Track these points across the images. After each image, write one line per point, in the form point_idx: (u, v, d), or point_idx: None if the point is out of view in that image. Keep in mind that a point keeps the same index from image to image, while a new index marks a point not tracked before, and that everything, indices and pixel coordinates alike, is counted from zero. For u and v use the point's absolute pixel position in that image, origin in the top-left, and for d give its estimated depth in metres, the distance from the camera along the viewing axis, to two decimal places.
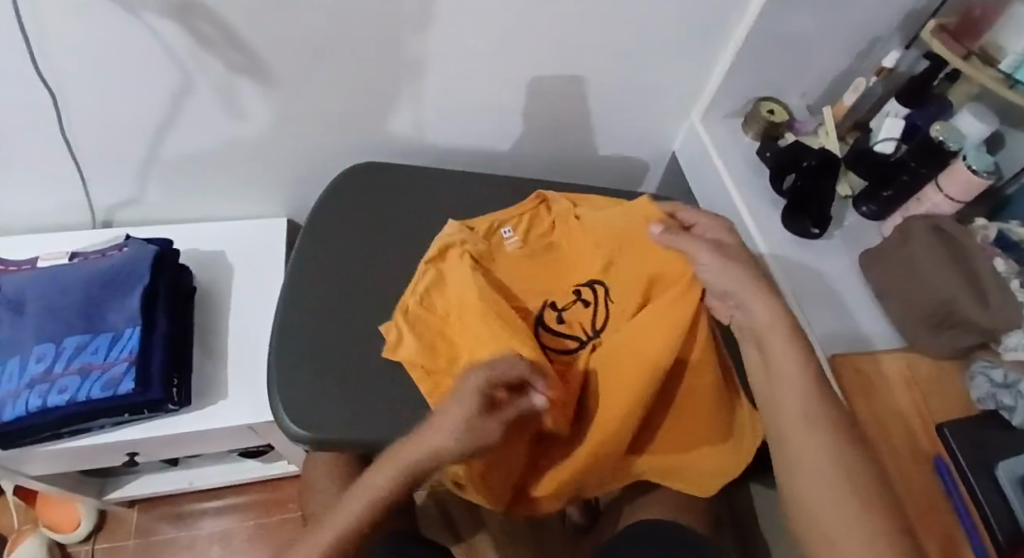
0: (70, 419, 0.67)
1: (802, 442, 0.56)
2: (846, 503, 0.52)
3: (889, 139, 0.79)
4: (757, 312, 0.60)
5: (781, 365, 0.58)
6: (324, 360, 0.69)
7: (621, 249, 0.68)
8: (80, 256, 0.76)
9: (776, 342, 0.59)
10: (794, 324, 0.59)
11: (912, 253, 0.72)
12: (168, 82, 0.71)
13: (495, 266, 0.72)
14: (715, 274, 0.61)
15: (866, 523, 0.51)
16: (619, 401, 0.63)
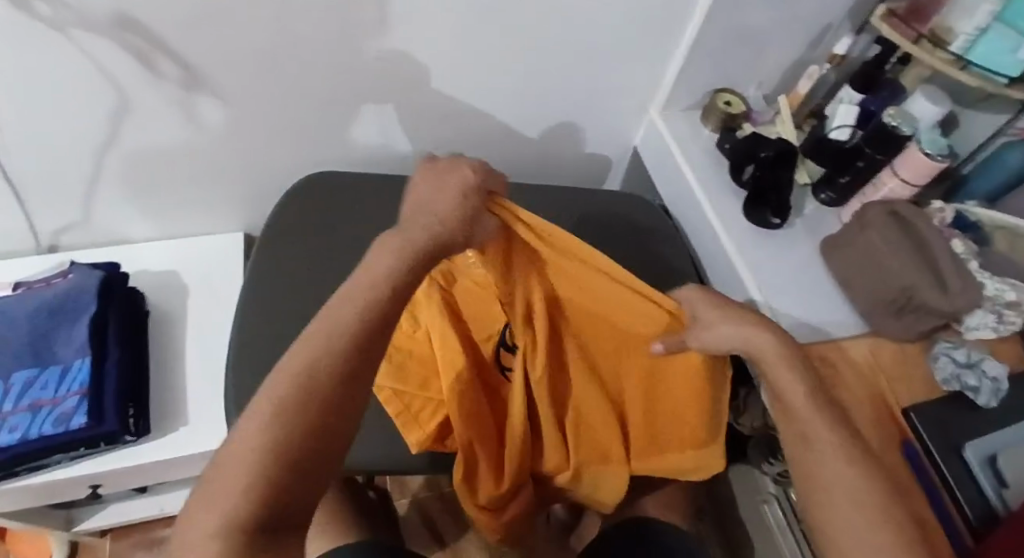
0: (23, 458, 0.64)
1: (810, 448, 0.51)
2: (857, 508, 0.46)
3: (844, 126, 0.79)
4: (746, 336, 0.58)
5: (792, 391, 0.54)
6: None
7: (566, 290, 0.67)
8: (25, 286, 0.73)
9: (774, 361, 0.56)
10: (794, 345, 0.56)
11: (871, 240, 0.72)
12: (105, 100, 0.68)
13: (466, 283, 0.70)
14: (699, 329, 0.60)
15: (877, 527, 0.45)
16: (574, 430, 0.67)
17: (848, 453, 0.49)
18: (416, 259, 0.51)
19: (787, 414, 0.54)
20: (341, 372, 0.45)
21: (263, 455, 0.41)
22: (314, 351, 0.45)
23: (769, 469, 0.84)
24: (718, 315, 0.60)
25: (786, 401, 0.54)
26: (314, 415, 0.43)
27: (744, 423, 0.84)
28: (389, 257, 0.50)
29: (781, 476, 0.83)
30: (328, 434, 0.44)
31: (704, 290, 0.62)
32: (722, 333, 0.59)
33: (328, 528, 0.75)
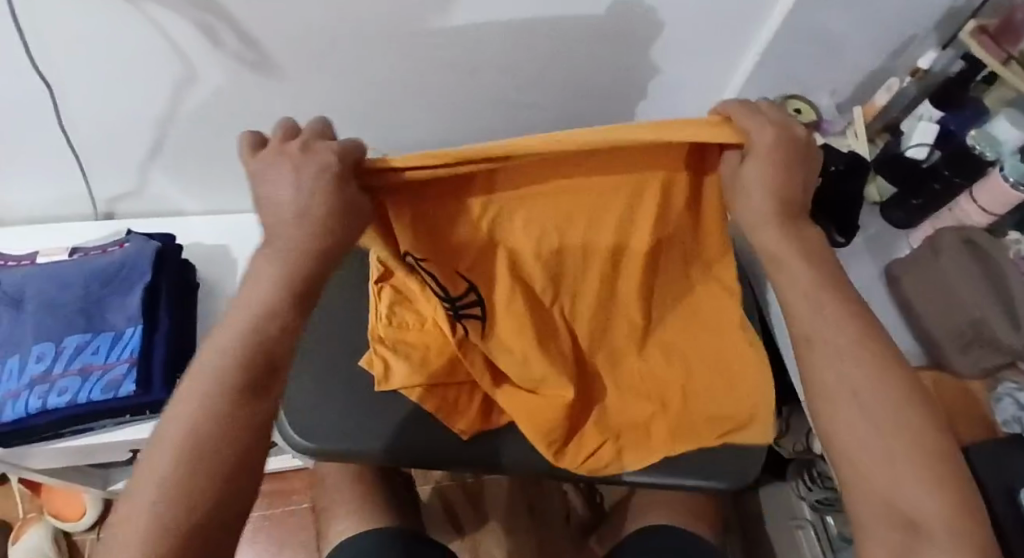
0: (70, 420, 0.66)
1: (861, 393, 0.43)
2: (902, 458, 0.40)
3: (922, 145, 0.74)
4: (765, 229, 0.47)
5: (812, 323, 0.45)
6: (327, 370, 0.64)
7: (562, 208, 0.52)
8: (80, 251, 0.74)
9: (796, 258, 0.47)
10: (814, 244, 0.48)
11: (943, 267, 0.69)
12: (167, 75, 0.68)
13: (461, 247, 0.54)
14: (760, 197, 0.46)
15: (927, 494, 0.39)
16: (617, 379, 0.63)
17: (890, 400, 0.42)
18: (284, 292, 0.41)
19: (806, 343, 0.46)
20: (226, 426, 0.39)
21: (151, 509, 0.36)
22: (209, 381, 0.39)
23: (807, 494, 0.81)
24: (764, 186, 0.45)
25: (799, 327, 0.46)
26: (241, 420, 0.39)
27: (785, 445, 0.82)
28: (260, 292, 0.41)
29: (818, 503, 0.80)
30: (242, 444, 0.39)
31: (766, 150, 0.44)
32: (757, 200, 0.46)
33: (357, 512, 0.75)
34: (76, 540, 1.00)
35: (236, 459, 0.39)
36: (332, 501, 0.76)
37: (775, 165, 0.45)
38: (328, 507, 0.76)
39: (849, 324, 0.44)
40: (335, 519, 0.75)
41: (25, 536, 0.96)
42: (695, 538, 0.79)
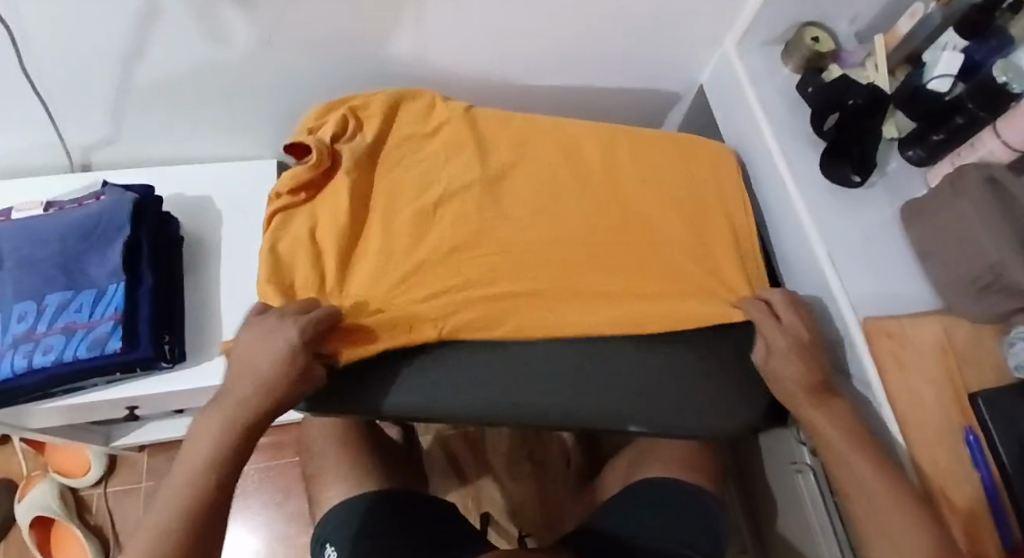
0: (58, 381, 0.64)
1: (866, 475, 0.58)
2: (908, 520, 0.54)
3: (946, 76, 0.70)
4: (782, 360, 0.65)
5: (835, 451, 0.60)
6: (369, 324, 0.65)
7: (557, 180, 0.75)
8: (56, 205, 0.71)
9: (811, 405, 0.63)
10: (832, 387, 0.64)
11: (964, 211, 0.64)
12: (132, 13, 0.63)
13: (445, 166, 0.74)
14: (778, 346, 0.65)
15: (915, 531, 0.54)
16: (610, 209, 0.74)
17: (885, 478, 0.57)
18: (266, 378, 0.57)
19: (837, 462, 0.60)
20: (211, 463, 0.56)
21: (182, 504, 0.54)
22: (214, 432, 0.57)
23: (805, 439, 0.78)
24: (772, 348, 0.66)
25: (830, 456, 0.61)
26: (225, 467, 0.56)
27: None
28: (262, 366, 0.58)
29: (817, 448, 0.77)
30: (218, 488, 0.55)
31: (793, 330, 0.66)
32: (794, 381, 0.64)
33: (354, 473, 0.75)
34: (82, 495, 1.01)
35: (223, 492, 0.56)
36: (326, 464, 0.76)
37: (797, 351, 0.64)
38: (318, 477, 0.76)
39: (855, 442, 0.60)
40: (326, 488, 0.75)
41: (30, 494, 0.96)
42: (697, 494, 0.80)
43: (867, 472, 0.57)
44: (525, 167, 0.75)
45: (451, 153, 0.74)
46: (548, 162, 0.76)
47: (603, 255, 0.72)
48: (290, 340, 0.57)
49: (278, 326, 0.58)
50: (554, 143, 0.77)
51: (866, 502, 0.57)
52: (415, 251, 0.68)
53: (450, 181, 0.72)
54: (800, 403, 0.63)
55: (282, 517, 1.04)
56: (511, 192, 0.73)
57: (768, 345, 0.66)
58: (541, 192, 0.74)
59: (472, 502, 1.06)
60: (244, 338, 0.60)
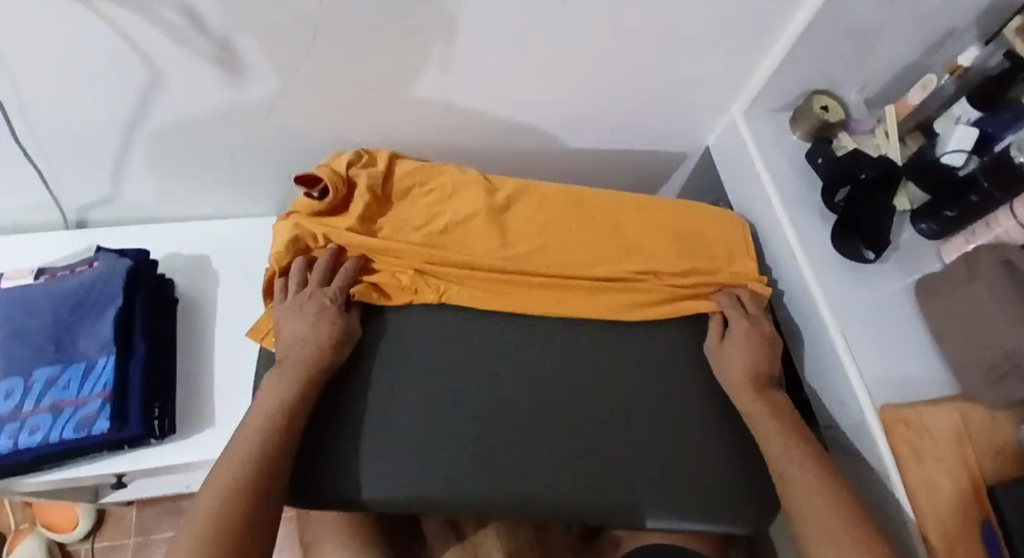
0: (45, 461, 0.62)
1: (816, 517, 0.56)
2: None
3: (960, 151, 0.69)
4: (733, 370, 0.66)
5: (793, 480, 0.59)
6: (345, 397, 0.62)
7: (565, 216, 0.73)
8: (48, 272, 0.69)
9: (774, 436, 0.62)
10: (794, 418, 0.64)
11: (979, 294, 0.62)
12: (131, 79, 0.61)
13: (455, 196, 0.71)
14: (738, 341, 0.67)
15: None
16: (620, 242, 0.73)
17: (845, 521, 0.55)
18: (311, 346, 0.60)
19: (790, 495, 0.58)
20: (261, 450, 0.54)
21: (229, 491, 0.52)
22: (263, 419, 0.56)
23: None
24: (736, 358, 0.67)
25: (788, 492, 0.59)
26: (271, 456, 0.54)
27: None
28: (296, 322, 0.63)
29: None
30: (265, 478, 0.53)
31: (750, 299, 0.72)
32: (744, 365, 0.66)
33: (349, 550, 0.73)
34: (69, 550, 0.98)
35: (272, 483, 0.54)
36: (320, 540, 0.74)
37: (756, 339, 0.67)
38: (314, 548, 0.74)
39: (814, 476, 0.58)
40: None
41: (17, 550, 0.94)
42: None
43: (824, 507, 0.56)
44: (534, 202, 0.73)
45: (456, 184, 0.71)
46: (559, 196, 0.74)
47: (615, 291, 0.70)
48: (321, 307, 0.62)
49: (305, 301, 0.63)
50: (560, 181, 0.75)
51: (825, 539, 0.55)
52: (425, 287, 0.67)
53: (463, 213, 0.70)
54: (742, 392, 0.65)
55: None
56: (519, 225, 0.72)
57: (729, 330, 0.69)
58: (552, 224, 0.72)
59: None
60: (280, 320, 0.64)
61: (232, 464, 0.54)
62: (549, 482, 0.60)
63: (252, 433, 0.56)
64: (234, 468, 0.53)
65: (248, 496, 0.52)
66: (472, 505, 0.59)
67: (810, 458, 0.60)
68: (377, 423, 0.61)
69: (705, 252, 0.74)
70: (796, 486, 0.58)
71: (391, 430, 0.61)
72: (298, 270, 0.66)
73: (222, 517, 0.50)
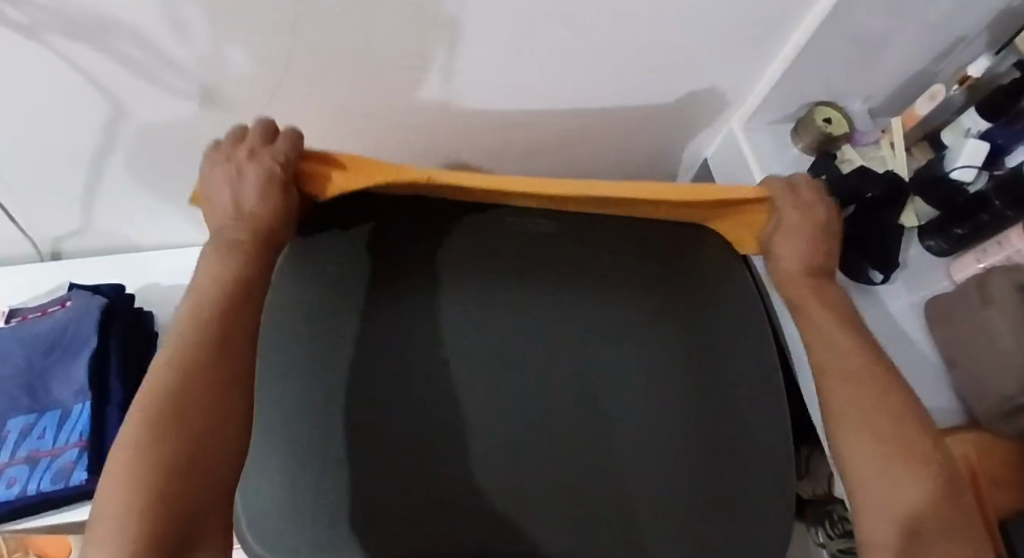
0: (23, 515, 0.59)
1: (862, 431, 0.49)
2: (906, 471, 0.46)
3: (969, 167, 0.66)
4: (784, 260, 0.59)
5: (840, 390, 0.51)
6: (308, 375, 0.49)
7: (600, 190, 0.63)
8: (20, 313, 0.66)
9: (820, 313, 0.55)
10: (851, 311, 0.56)
11: (993, 320, 0.60)
12: (96, 110, 0.58)
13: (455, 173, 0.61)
14: (795, 236, 0.58)
15: (915, 479, 0.46)
16: None
17: (903, 425, 0.49)
18: (249, 219, 0.49)
19: (839, 404, 0.50)
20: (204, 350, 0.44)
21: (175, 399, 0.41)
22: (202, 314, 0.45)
23: (827, 542, 0.70)
24: (785, 247, 0.59)
25: (838, 411, 0.50)
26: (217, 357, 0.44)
27: (806, 487, 0.73)
28: (226, 190, 0.49)
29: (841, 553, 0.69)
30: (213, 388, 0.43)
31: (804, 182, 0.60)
32: (792, 260, 0.58)
33: None
34: None
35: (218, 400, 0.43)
36: None
37: (809, 230, 0.58)
38: None
39: (875, 380, 0.51)
40: None
41: None
42: None
43: (876, 401, 0.50)
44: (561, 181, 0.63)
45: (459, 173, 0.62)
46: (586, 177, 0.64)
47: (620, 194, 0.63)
48: (268, 167, 0.49)
49: (242, 159, 0.50)
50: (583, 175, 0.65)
51: (876, 460, 0.47)
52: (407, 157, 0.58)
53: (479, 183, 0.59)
54: (789, 284, 0.58)
55: None
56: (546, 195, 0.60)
57: (779, 220, 0.59)
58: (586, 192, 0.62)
59: None
60: (207, 182, 0.50)
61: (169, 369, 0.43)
62: (579, 512, 0.47)
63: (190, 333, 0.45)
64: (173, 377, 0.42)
65: (193, 406, 0.41)
66: (522, 534, 0.45)
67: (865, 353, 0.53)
68: (370, 425, 0.47)
69: None
70: (841, 388, 0.51)
71: (392, 435, 0.47)
72: (237, 129, 0.52)
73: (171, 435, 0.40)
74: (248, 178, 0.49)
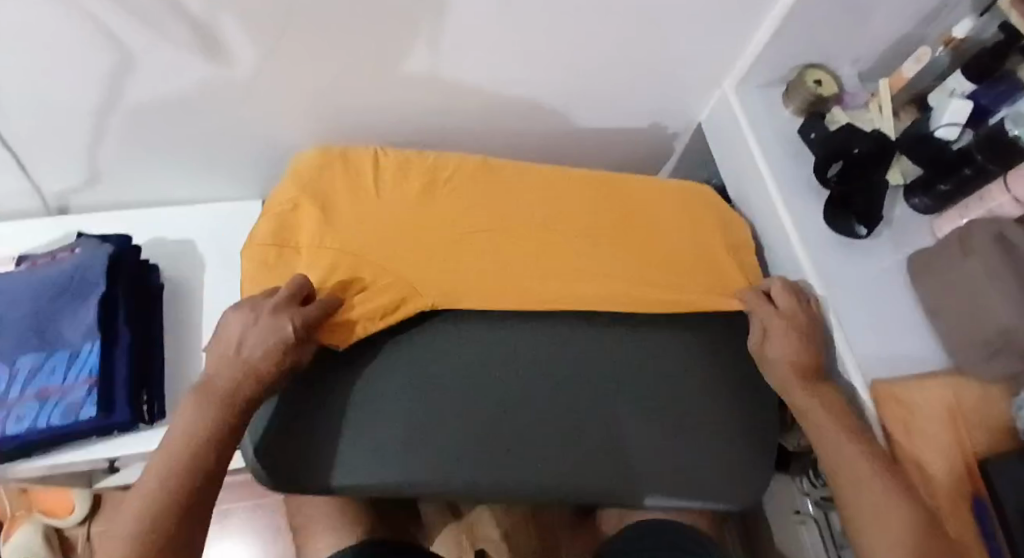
0: (35, 449, 0.61)
1: (858, 488, 0.58)
2: (898, 515, 0.55)
3: (954, 125, 0.68)
4: (780, 353, 0.66)
5: (831, 450, 0.60)
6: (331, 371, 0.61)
7: (564, 234, 0.70)
8: (29, 260, 0.68)
9: (808, 403, 0.63)
10: (841, 398, 0.63)
11: (974, 271, 0.61)
12: (103, 63, 0.60)
13: (437, 209, 0.68)
14: (778, 340, 0.66)
15: (899, 513, 0.55)
16: (616, 247, 0.71)
17: (886, 480, 0.57)
18: (251, 359, 0.56)
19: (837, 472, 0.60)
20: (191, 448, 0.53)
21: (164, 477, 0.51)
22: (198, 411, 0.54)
23: (812, 491, 0.75)
24: (780, 351, 0.66)
25: (838, 476, 0.60)
26: (208, 453, 0.53)
27: (790, 440, 0.75)
28: (246, 337, 0.57)
29: (824, 501, 0.74)
30: (201, 475, 0.52)
31: (779, 287, 0.69)
32: (787, 361, 0.65)
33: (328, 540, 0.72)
34: (67, 536, 0.99)
35: (203, 488, 0.52)
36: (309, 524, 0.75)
37: (793, 333, 0.65)
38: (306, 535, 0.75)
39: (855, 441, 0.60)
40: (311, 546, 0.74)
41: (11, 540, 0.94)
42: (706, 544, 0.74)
43: (853, 455, 0.59)
44: (528, 221, 0.70)
45: (445, 208, 0.68)
46: (546, 213, 0.71)
47: (617, 258, 0.70)
48: (275, 324, 0.56)
49: (262, 312, 0.57)
50: (550, 209, 0.71)
51: (869, 515, 0.57)
52: (421, 258, 0.65)
53: (467, 239, 0.67)
54: (790, 388, 0.65)
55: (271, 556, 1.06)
56: (511, 242, 0.68)
57: (767, 326, 0.67)
58: (547, 239, 0.69)
59: None
60: (230, 323, 0.58)
61: (167, 453, 0.53)
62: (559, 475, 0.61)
63: (188, 431, 0.53)
64: (164, 470, 0.51)
65: (180, 491, 0.51)
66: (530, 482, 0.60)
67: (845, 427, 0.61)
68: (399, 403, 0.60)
69: (684, 243, 0.73)
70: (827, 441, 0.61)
71: (405, 407, 0.60)
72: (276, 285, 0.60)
73: (155, 505, 0.49)
74: (265, 333, 0.56)
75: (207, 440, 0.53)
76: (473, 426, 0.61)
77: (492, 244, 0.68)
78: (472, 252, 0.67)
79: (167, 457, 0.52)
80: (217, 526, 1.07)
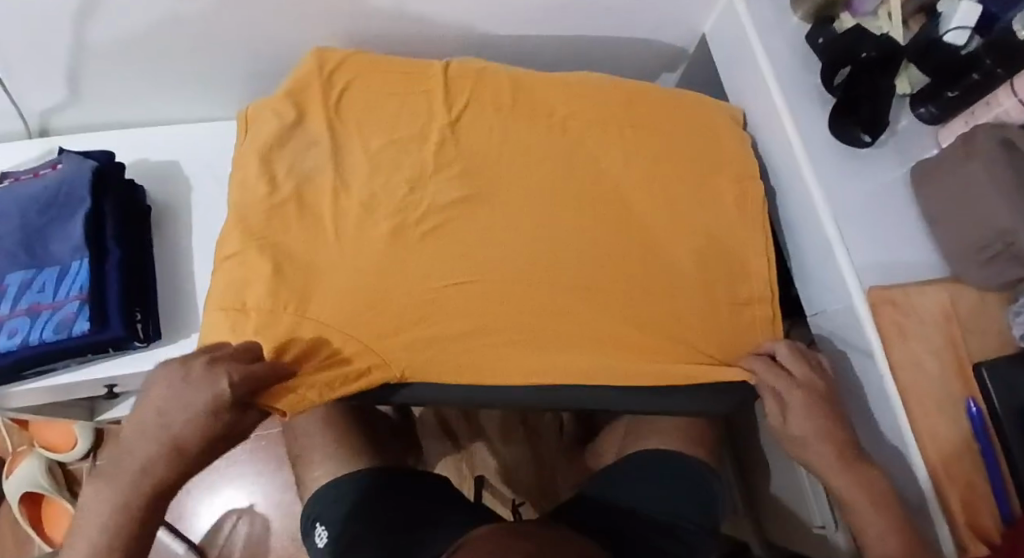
0: (29, 365, 0.61)
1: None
2: None
3: (963, 29, 0.64)
4: (797, 424, 0.64)
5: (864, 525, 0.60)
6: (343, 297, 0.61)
7: (551, 283, 0.65)
8: (13, 177, 0.67)
9: (835, 472, 0.62)
10: (871, 468, 0.62)
11: (977, 177, 0.60)
12: None
13: (410, 260, 0.62)
14: (798, 415, 0.64)
15: None
16: (611, 293, 0.66)
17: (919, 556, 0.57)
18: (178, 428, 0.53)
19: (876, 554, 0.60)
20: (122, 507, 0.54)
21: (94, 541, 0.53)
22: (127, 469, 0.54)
23: None
24: (798, 422, 0.64)
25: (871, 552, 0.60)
26: (142, 510, 0.55)
27: None
28: (172, 406, 0.53)
29: None
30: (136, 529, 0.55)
31: (790, 352, 0.66)
32: (814, 438, 0.63)
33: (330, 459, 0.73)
34: (71, 469, 1.00)
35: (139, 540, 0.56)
36: (310, 444, 0.76)
37: (813, 404, 0.64)
38: (306, 455, 0.76)
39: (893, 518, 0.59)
40: (313, 465, 0.75)
41: (16, 472, 0.95)
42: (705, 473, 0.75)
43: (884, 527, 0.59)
44: (510, 271, 0.64)
45: (423, 260, 0.63)
46: (534, 254, 0.66)
47: (603, 313, 0.65)
48: (209, 398, 0.52)
49: (189, 378, 0.53)
50: (536, 253, 0.66)
51: None
52: (390, 313, 0.60)
53: (447, 298, 0.62)
54: (822, 464, 0.63)
55: (274, 486, 1.08)
56: (496, 291, 0.63)
57: (785, 402, 0.65)
58: (536, 288, 0.64)
59: (465, 466, 1.05)
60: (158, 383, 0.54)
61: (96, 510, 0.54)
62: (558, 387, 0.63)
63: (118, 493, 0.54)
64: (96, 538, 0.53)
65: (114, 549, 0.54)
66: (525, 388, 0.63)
67: (876, 496, 0.60)
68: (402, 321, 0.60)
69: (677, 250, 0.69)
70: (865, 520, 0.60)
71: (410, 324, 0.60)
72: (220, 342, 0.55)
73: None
74: (191, 405, 0.53)
75: (141, 502, 0.55)
76: (479, 339, 0.62)
77: (476, 306, 0.62)
78: (458, 307, 0.62)
79: (97, 517, 0.54)
80: (219, 458, 1.08)
